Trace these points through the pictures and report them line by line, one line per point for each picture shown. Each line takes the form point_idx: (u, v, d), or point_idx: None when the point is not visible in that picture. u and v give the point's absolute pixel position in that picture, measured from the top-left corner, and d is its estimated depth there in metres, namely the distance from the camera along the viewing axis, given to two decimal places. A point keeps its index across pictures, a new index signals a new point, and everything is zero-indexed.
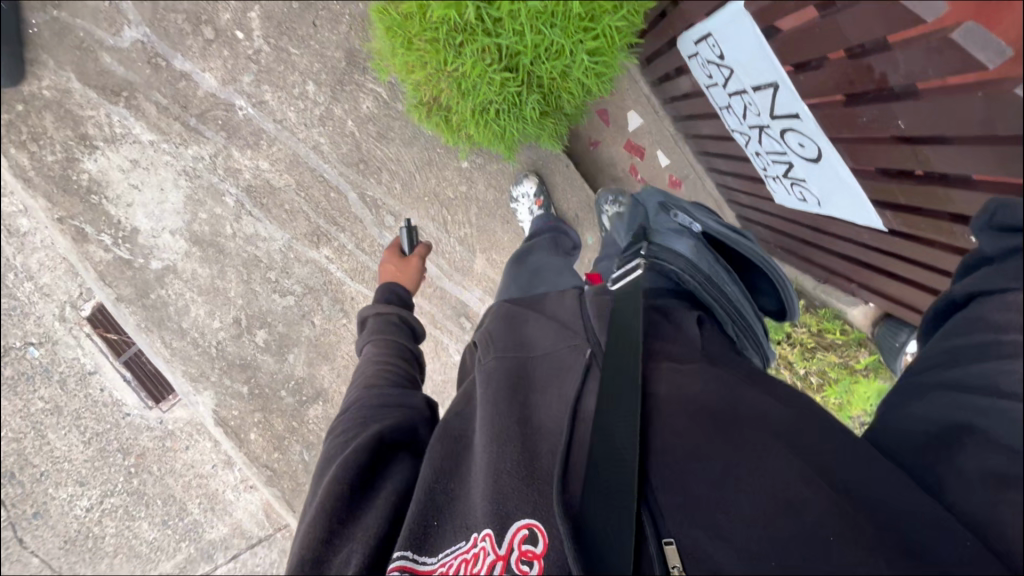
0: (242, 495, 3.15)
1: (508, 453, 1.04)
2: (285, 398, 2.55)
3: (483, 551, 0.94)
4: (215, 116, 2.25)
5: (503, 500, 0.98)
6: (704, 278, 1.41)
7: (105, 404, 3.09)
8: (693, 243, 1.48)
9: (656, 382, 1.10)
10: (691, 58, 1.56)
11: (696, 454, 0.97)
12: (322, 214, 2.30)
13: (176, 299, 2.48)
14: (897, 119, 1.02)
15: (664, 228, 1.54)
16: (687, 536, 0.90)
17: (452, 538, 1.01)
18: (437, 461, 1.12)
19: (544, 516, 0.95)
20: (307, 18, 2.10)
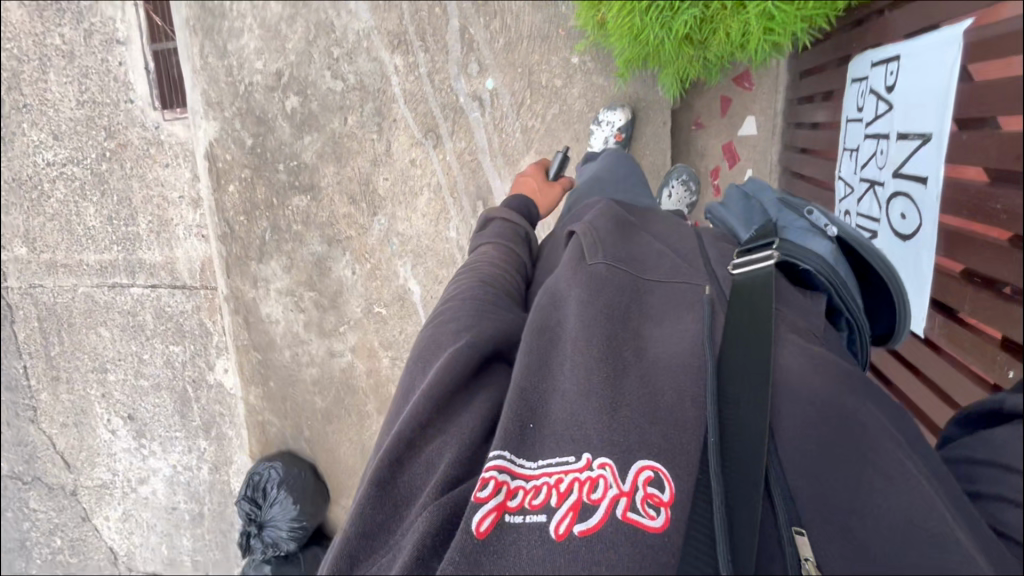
0: (191, 239, 3.07)
1: (623, 381, 0.77)
2: (280, 173, 2.46)
3: (602, 480, 0.69)
4: None
5: (621, 432, 0.72)
6: (848, 293, 0.93)
7: (115, 80, 2.94)
8: (835, 251, 0.95)
9: (795, 350, 0.77)
10: (853, 83, 1.43)
11: (825, 451, 0.69)
12: (415, 23, 2.16)
13: (235, 18, 2.33)
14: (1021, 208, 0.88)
15: (788, 226, 1.00)
16: (823, 535, 0.67)
17: (553, 444, 0.74)
18: (528, 359, 0.82)
19: (679, 462, 0.69)
20: None
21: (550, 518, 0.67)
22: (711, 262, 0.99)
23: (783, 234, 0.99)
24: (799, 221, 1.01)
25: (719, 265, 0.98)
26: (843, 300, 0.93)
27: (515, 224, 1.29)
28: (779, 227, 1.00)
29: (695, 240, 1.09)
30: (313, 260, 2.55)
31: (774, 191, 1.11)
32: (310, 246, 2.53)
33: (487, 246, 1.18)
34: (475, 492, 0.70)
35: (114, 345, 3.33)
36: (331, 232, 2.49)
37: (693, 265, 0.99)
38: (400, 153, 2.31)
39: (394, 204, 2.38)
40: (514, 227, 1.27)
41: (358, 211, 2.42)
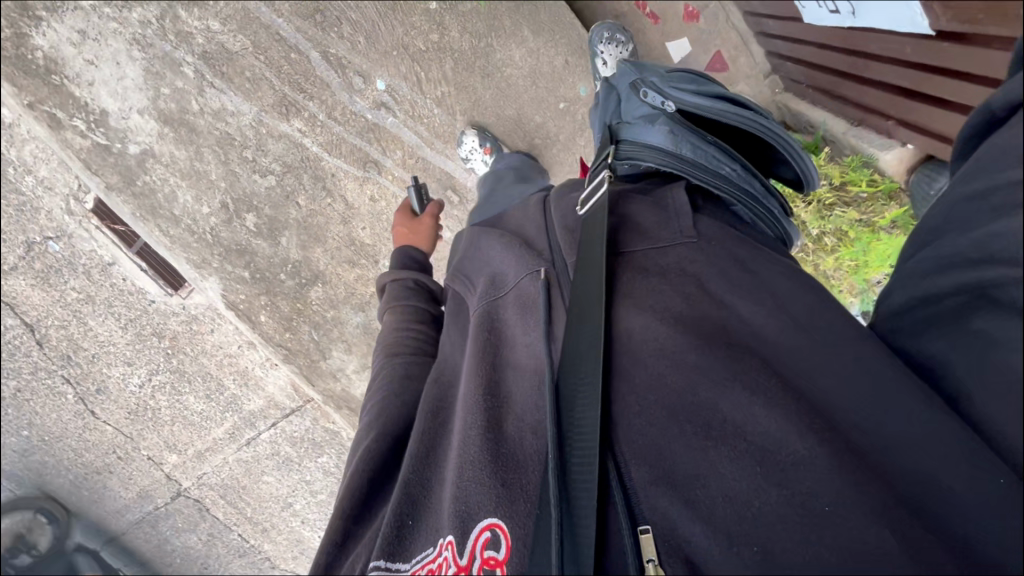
0: (270, 372, 3.36)
1: (475, 435, 0.90)
2: (286, 282, 2.53)
3: (445, 560, 0.82)
4: None
5: (469, 496, 0.85)
6: (690, 163, 1.15)
7: (130, 293, 3.18)
8: (671, 137, 1.18)
9: (640, 317, 0.93)
10: None
11: (671, 412, 0.82)
12: (285, 80, 2.15)
13: (163, 186, 2.35)
14: None
15: (633, 121, 1.26)
16: (663, 518, 0.74)
17: (424, 541, 0.90)
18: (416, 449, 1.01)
19: (512, 512, 0.81)
20: None
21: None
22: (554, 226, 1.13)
23: (626, 135, 1.24)
24: (642, 108, 1.25)
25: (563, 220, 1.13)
26: (700, 171, 1.14)
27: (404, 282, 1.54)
28: (623, 128, 1.27)
29: (543, 215, 1.20)
30: (361, 329, 2.66)
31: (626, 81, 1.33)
32: (352, 320, 2.64)
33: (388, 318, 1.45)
34: None
35: (282, 484, 3.73)
36: (358, 299, 2.57)
37: (537, 257, 1.10)
38: (359, 197, 2.33)
39: (385, 244, 2.43)
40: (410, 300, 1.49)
41: (364, 269, 2.48)
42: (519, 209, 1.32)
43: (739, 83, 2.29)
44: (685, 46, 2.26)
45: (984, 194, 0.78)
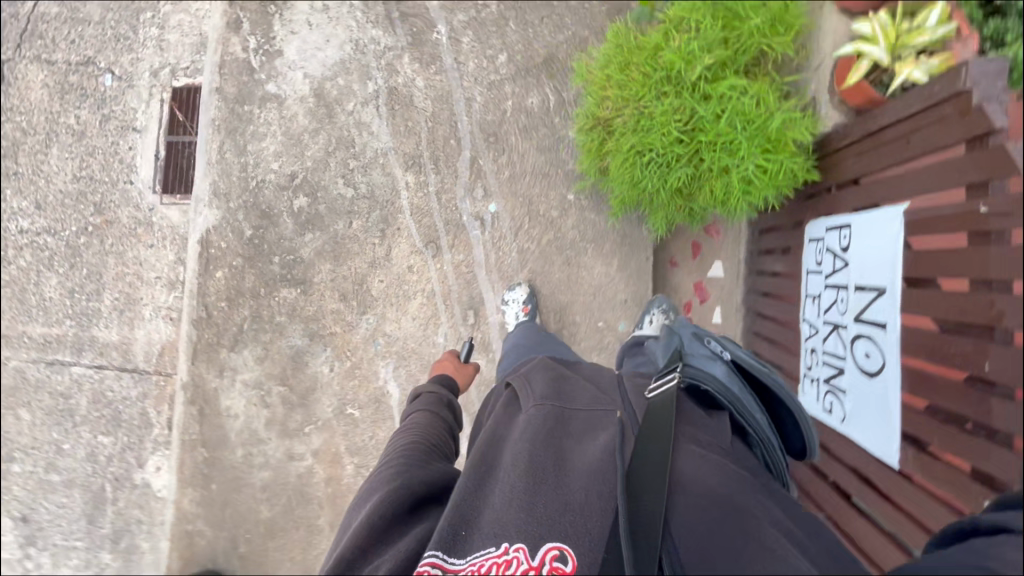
0: (156, 320, 2.91)
1: (545, 486, 1.04)
2: (273, 265, 2.51)
3: (517, 559, 0.93)
4: (413, 22, 2.44)
5: (536, 522, 0.98)
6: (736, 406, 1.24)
7: (119, 161, 2.98)
8: (728, 373, 1.29)
9: (694, 460, 1.07)
10: (811, 241, 1.65)
11: (707, 529, 0.97)
12: (430, 149, 2.41)
13: (261, 124, 2.55)
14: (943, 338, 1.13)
15: (699, 351, 1.37)
16: None
17: (480, 542, 0.98)
18: (471, 479, 1.09)
19: (578, 543, 0.95)
20: (541, 12, 2.31)
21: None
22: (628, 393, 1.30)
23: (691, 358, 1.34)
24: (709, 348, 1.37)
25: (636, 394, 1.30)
26: (741, 414, 1.24)
27: (443, 396, 1.54)
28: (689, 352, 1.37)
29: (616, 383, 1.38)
30: (290, 353, 2.50)
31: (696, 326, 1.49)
32: (290, 339, 2.50)
33: (418, 413, 1.42)
34: None
35: (34, 430, 2.97)
36: (313, 326, 2.48)
37: (609, 397, 1.29)
38: (399, 259, 2.42)
39: (384, 305, 2.43)
40: (445, 401, 1.53)
41: (347, 309, 2.46)
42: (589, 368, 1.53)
43: None
44: None
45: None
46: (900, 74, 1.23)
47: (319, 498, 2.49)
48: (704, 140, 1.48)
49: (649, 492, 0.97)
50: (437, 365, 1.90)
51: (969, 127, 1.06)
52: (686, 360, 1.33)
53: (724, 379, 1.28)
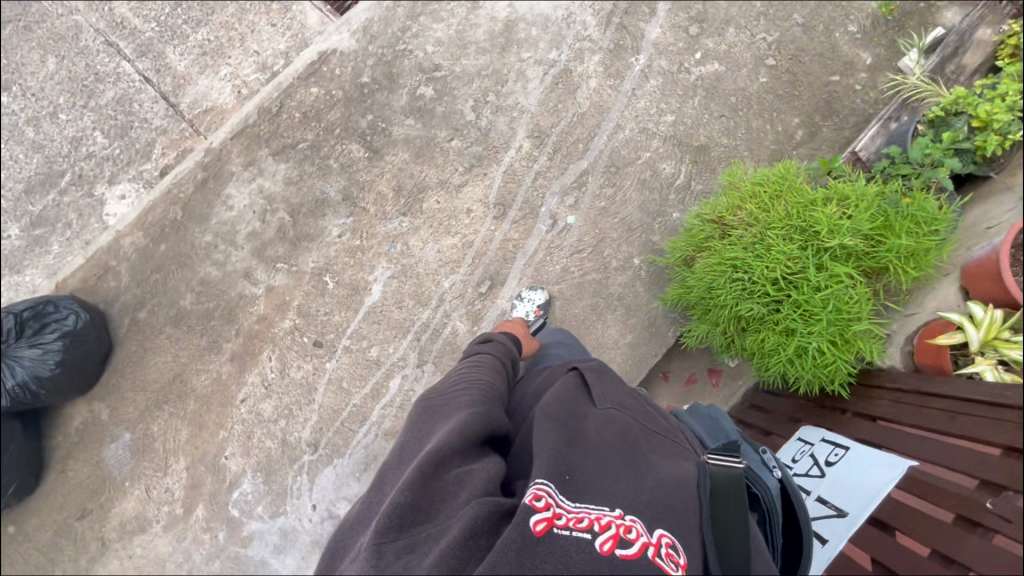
0: (224, 84, 2.83)
1: (641, 476, 0.97)
2: (362, 120, 2.53)
3: (628, 528, 0.87)
4: (623, 37, 2.53)
5: (639, 503, 0.92)
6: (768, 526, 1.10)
7: None
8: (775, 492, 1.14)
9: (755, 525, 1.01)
10: (796, 437, 1.67)
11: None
12: (558, 139, 2.46)
13: (444, 8, 2.61)
14: None
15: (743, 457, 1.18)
16: None
17: (587, 497, 0.92)
18: (557, 437, 1.00)
19: (684, 541, 0.89)
20: (723, 112, 2.43)
21: (595, 539, 0.84)
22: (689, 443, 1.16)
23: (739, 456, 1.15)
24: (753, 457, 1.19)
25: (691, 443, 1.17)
26: (767, 530, 1.11)
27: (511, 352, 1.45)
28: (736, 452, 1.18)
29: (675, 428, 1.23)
30: (315, 196, 2.47)
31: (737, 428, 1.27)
32: (326, 186, 2.47)
33: (487, 356, 1.35)
34: (532, 501, 0.87)
35: (46, 83, 2.82)
36: (353, 192, 2.46)
37: (677, 431, 1.19)
38: (465, 197, 2.43)
39: (423, 222, 2.42)
40: (513, 355, 1.46)
41: (391, 200, 2.44)
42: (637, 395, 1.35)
43: None
44: None
45: None
46: (976, 364, 1.40)
47: (238, 328, 2.37)
48: (793, 298, 1.56)
49: (733, 530, 0.92)
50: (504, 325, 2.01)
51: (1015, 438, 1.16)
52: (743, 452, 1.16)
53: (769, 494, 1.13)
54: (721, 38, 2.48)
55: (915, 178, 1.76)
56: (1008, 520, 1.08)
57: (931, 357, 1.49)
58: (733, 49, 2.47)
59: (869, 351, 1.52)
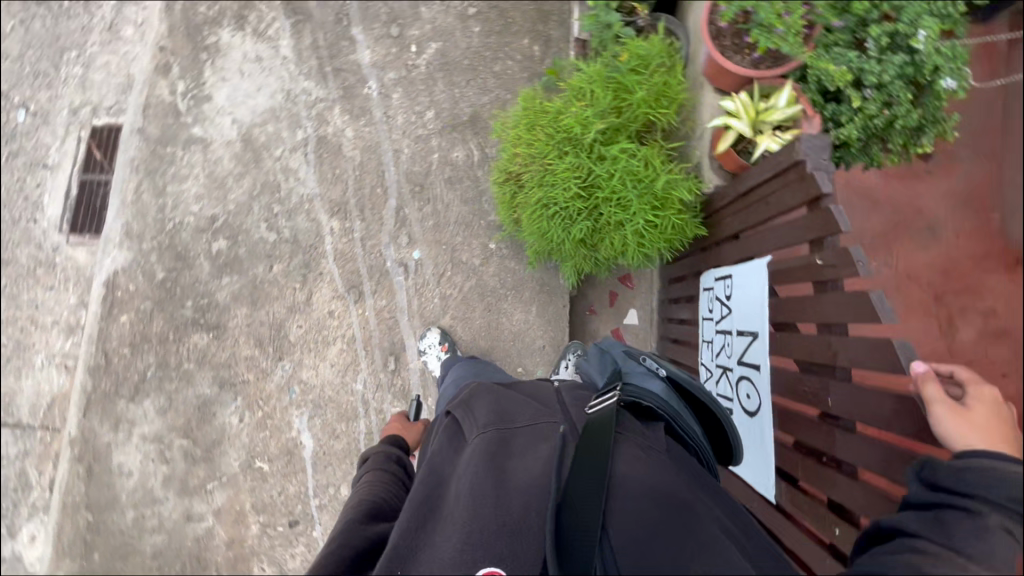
0: (49, 369, 2.67)
1: (488, 506, 0.94)
2: (184, 309, 2.43)
3: None
4: (346, 77, 2.55)
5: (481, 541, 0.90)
6: (675, 418, 1.14)
7: (27, 198, 2.85)
8: (666, 389, 1.17)
9: (634, 462, 0.98)
10: (703, 290, 1.79)
11: (650, 527, 0.88)
12: (357, 197, 2.44)
13: (183, 165, 2.56)
14: (828, 396, 1.11)
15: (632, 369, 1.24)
16: None
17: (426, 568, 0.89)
18: (408, 521, 0.97)
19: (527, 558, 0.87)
20: (467, 74, 2.47)
21: None
22: (571, 406, 1.19)
23: (626, 376, 1.20)
24: (638, 366, 1.24)
25: (575, 409, 1.19)
26: (678, 425, 1.14)
27: (392, 454, 1.38)
28: (624, 371, 1.23)
29: (559, 399, 1.25)
30: (195, 403, 2.36)
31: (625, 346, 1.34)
32: (198, 388, 2.37)
33: (365, 476, 1.28)
34: None
35: None
36: (225, 374, 2.37)
37: (552, 410, 1.19)
38: (320, 303, 2.38)
39: (302, 351, 2.36)
40: (398, 454, 1.40)
41: (262, 355, 2.36)
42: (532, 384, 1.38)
43: None
44: None
45: None
46: (760, 143, 1.45)
47: (215, 565, 2.29)
48: (600, 197, 1.60)
49: (589, 495, 0.88)
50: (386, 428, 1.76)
51: (804, 187, 1.16)
52: (622, 374, 1.20)
53: (661, 395, 1.16)
54: (421, 21, 2.55)
55: (632, 29, 1.83)
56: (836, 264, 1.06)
57: (731, 162, 1.54)
58: (436, 23, 2.54)
59: (688, 194, 1.56)
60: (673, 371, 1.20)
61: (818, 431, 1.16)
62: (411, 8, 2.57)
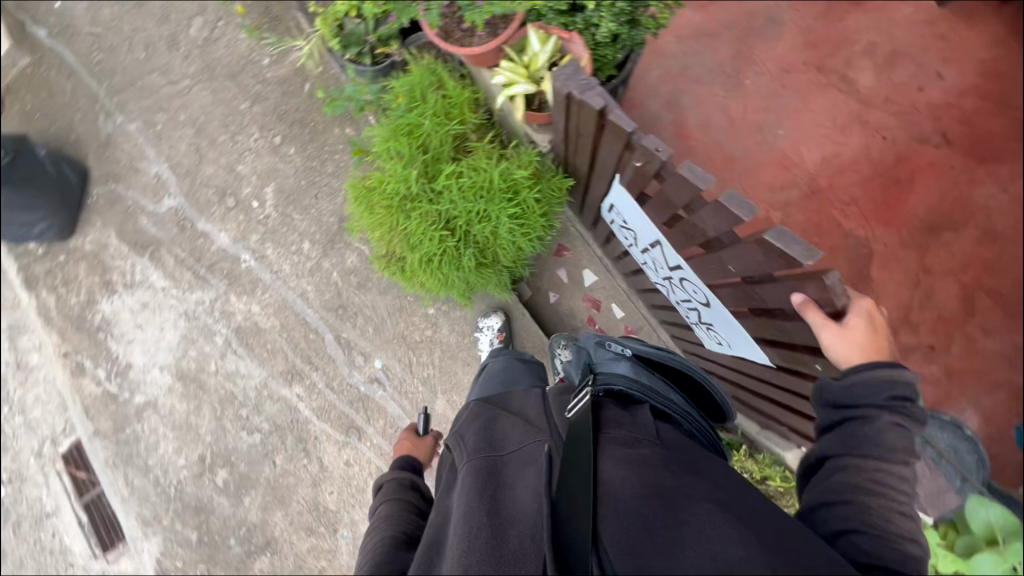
0: None
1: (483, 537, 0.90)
2: (232, 548, 2.45)
3: None
4: (221, 266, 2.61)
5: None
6: (653, 394, 1.13)
7: (52, 552, 2.90)
8: (633, 367, 1.18)
9: (621, 462, 0.94)
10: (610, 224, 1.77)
11: (646, 524, 0.84)
12: (298, 354, 2.48)
13: (149, 434, 2.60)
14: (728, 263, 1.13)
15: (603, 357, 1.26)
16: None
17: None
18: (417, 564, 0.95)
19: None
20: (311, 192, 2.52)
21: None
22: (552, 413, 1.13)
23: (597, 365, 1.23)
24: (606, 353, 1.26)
25: (557, 409, 1.15)
26: (658, 399, 1.13)
27: (403, 480, 1.39)
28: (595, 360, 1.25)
29: (542, 408, 1.21)
30: None
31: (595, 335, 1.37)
32: None
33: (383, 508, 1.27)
34: None
35: None
36: None
37: (537, 422, 1.15)
38: (334, 461, 2.41)
39: (347, 510, 2.38)
40: (409, 479, 1.40)
41: (320, 538, 2.38)
42: (521, 395, 1.32)
43: None
44: None
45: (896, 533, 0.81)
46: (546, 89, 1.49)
47: None
48: (462, 223, 1.63)
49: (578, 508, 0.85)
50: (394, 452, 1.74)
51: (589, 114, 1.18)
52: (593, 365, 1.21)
53: (631, 375, 1.17)
54: (247, 179, 2.62)
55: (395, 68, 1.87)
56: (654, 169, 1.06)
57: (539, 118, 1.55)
58: (258, 171, 2.60)
59: (525, 171, 1.57)
60: (638, 347, 1.23)
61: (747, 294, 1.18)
62: (231, 174, 2.64)
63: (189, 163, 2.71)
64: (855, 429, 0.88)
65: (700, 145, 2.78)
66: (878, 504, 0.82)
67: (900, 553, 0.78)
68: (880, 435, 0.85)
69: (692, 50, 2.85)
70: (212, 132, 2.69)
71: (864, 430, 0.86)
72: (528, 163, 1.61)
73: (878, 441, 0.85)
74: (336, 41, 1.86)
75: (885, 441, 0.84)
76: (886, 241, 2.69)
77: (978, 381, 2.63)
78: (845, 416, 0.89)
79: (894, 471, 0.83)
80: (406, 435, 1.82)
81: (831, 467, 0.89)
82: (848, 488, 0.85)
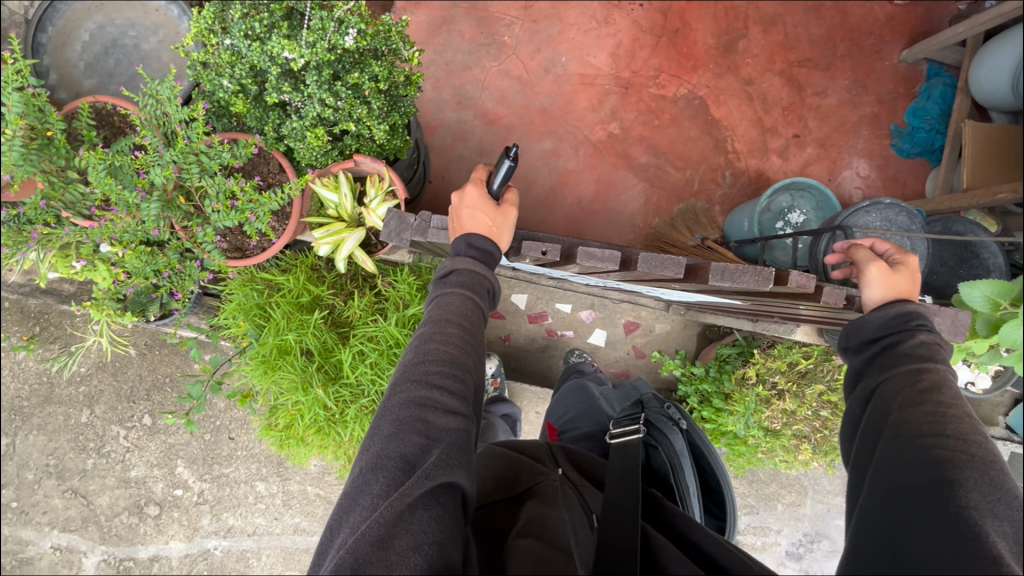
0: None
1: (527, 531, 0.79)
2: None
3: None
4: (198, 569, 2.29)
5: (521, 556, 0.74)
6: (679, 483, 1.06)
7: None
8: (687, 443, 1.12)
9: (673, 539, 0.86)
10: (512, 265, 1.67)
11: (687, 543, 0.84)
12: None
13: None
14: (671, 279, 1.14)
15: (658, 414, 1.19)
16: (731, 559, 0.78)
17: None
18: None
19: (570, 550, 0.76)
20: (223, 438, 2.18)
21: None
22: (563, 459, 1.04)
23: (654, 420, 1.17)
24: (670, 410, 1.21)
25: (575, 456, 1.07)
26: (671, 477, 1.08)
27: (482, 283, 0.99)
28: (651, 413, 1.20)
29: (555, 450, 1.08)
30: None
31: (651, 387, 1.32)
32: None
33: (452, 301, 0.94)
34: None
35: None
36: None
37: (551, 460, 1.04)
38: None
39: None
40: (485, 281, 0.99)
41: None
42: None
43: (657, 327, 2.44)
44: (602, 333, 2.43)
45: (949, 421, 0.81)
46: (376, 214, 1.34)
47: None
48: None
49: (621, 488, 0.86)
50: (468, 239, 1.01)
51: (494, 225, 1.04)
52: (647, 414, 1.18)
53: (682, 448, 1.11)
54: (150, 477, 2.21)
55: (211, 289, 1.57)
56: (593, 258, 1.04)
57: (385, 249, 1.45)
58: (153, 462, 2.20)
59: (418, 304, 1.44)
60: (693, 424, 1.19)
61: (690, 286, 1.22)
62: (129, 484, 2.22)
63: (79, 510, 2.25)
64: (894, 349, 0.97)
65: (512, 118, 2.72)
66: (922, 391, 0.86)
67: (961, 443, 0.77)
68: (922, 347, 0.94)
69: (441, 44, 2.69)
70: (72, 464, 2.21)
71: (904, 347, 0.95)
72: (412, 290, 1.48)
73: (915, 349, 0.94)
74: (129, 314, 1.42)
75: (925, 351, 0.93)
76: (705, 83, 2.82)
77: (843, 134, 2.87)
78: (883, 343, 0.99)
79: (939, 369, 0.90)
80: (484, 169, 1.11)
81: (882, 386, 0.93)
82: (903, 388, 0.89)
